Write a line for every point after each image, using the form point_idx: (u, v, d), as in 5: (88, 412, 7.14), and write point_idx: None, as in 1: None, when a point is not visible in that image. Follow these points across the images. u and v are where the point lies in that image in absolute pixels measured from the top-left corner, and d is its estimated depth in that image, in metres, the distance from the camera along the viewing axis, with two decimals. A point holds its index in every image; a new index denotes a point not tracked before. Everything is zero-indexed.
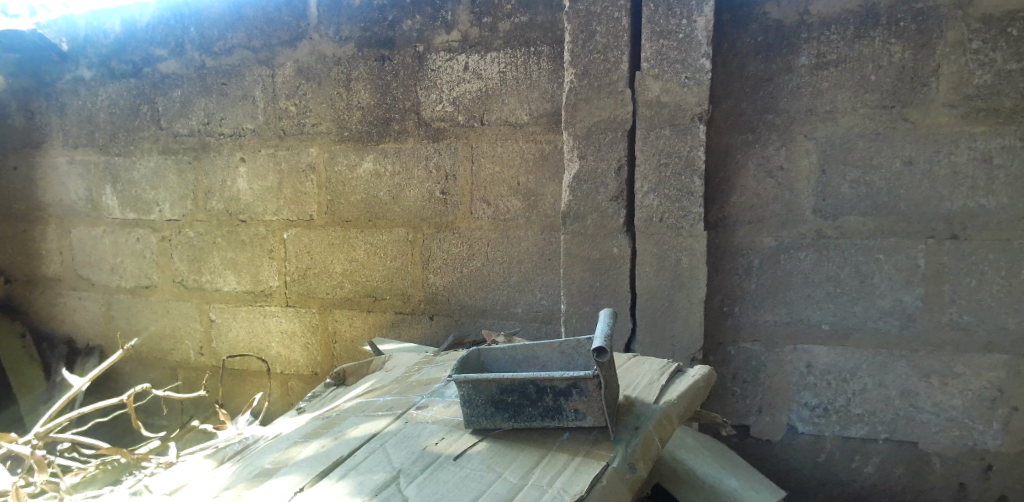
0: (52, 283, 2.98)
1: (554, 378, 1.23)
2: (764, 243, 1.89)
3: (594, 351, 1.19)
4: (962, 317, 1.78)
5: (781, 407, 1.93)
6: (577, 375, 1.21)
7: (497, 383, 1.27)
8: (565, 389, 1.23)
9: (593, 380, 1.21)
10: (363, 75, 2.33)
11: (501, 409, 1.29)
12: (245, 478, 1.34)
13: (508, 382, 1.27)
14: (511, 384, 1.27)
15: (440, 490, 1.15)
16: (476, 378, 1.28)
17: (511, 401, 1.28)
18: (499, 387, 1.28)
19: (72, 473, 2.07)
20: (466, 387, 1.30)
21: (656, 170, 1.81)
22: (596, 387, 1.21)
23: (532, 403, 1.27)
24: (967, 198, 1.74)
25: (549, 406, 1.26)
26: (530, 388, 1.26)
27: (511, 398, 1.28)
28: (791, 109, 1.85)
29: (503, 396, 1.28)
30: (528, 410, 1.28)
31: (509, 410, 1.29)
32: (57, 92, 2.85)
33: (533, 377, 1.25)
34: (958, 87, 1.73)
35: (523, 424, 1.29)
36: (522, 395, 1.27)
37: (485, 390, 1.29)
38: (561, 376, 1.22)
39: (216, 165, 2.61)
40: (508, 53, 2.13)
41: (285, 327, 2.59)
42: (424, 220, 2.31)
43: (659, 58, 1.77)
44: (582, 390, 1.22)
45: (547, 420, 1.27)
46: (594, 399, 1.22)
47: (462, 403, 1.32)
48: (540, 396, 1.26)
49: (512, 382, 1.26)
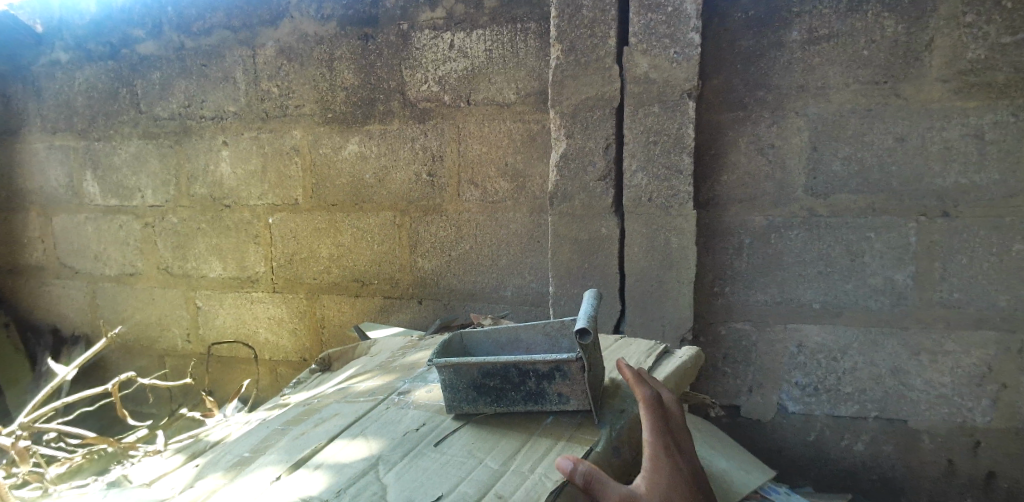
0: (34, 271, 2.92)
1: (536, 362, 1.21)
2: (754, 222, 1.87)
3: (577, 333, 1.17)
4: (953, 294, 1.77)
5: (772, 387, 1.92)
6: (560, 359, 1.19)
7: (478, 368, 1.25)
8: (548, 373, 1.21)
9: (578, 362, 1.19)
10: (346, 55, 2.28)
11: (483, 394, 1.27)
12: (222, 467, 1.32)
13: (490, 366, 1.24)
14: (493, 368, 1.24)
15: (420, 476, 1.13)
16: (456, 362, 1.25)
17: (493, 386, 1.25)
18: (481, 371, 1.25)
19: (58, 463, 2.04)
20: (447, 371, 1.27)
21: (645, 148, 1.78)
22: (580, 370, 1.19)
23: (514, 387, 1.24)
24: (959, 174, 1.73)
25: (532, 390, 1.24)
26: (512, 372, 1.23)
27: (493, 382, 1.25)
28: (782, 85, 1.82)
29: (485, 380, 1.26)
30: (511, 394, 1.25)
31: (491, 395, 1.26)
32: (33, 76, 2.77)
33: (515, 361, 1.22)
34: (951, 61, 1.70)
35: (506, 409, 1.27)
36: (505, 379, 1.24)
37: (466, 374, 1.26)
38: (544, 360, 1.20)
39: (198, 149, 2.56)
40: (495, 30, 2.08)
41: (272, 313, 2.55)
42: (411, 203, 2.27)
43: (648, 32, 1.74)
44: (566, 374, 1.20)
45: (530, 404, 1.25)
46: (578, 382, 1.20)
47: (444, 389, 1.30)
48: (523, 380, 1.24)
49: (493, 366, 1.24)
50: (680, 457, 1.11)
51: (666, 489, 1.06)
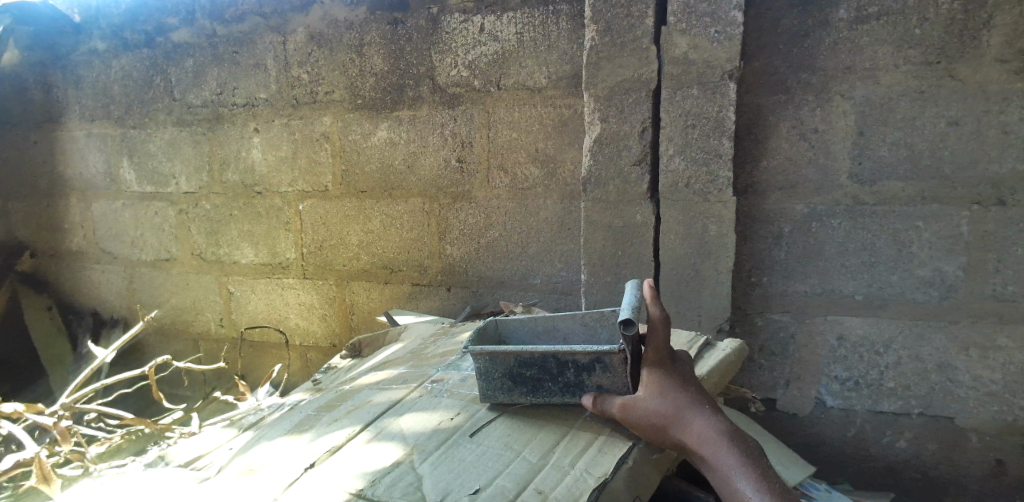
0: (74, 256, 2.98)
1: (575, 352, 1.18)
2: (795, 210, 1.80)
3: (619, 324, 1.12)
4: (1007, 287, 1.68)
5: (811, 381, 1.86)
6: (602, 349, 1.16)
7: (515, 356, 1.22)
8: (588, 364, 1.18)
9: (621, 354, 1.16)
10: (375, 40, 2.26)
11: (519, 383, 1.24)
12: (258, 451, 1.31)
13: (528, 355, 1.21)
14: (530, 358, 1.21)
15: (456, 468, 1.11)
16: (491, 350, 1.23)
17: (529, 376, 1.23)
18: (518, 360, 1.22)
19: (98, 443, 2.06)
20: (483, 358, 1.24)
21: (683, 132, 1.73)
22: (621, 362, 1.16)
23: (552, 378, 1.21)
24: (1017, 160, 1.63)
25: (570, 382, 1.20)
26: (550, 362, 1.20)
27: (530, 372, 1.22)
28: (828, 66, 1.74)
29: (522, 370, 1.23)
30: (548, 385, 1.22)
31: (527, 385, 1.23)
32: (72, 65, 2.81)
33: (554, 350, 1.19)
34: (1012, 40, 1.60)
35: (542, 400, 1.24)
36: (542, 369, 1.21)
37: (502, 362, 1.24)
38: (583, 350, 1.17)
39: (230, 136, 2.57)
40: (527, 13, 2.03)
41: (303, 299, 2.56)
42: (440, 189, 2.25)
43: (687, 11, 1.67)
44: (608, 366, 1.17)
45: (568, 396, 1.21)
46: (620, 374, 1.17)
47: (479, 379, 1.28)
48: (561, 371, 1.20)
49: (531, 355, 1.21)
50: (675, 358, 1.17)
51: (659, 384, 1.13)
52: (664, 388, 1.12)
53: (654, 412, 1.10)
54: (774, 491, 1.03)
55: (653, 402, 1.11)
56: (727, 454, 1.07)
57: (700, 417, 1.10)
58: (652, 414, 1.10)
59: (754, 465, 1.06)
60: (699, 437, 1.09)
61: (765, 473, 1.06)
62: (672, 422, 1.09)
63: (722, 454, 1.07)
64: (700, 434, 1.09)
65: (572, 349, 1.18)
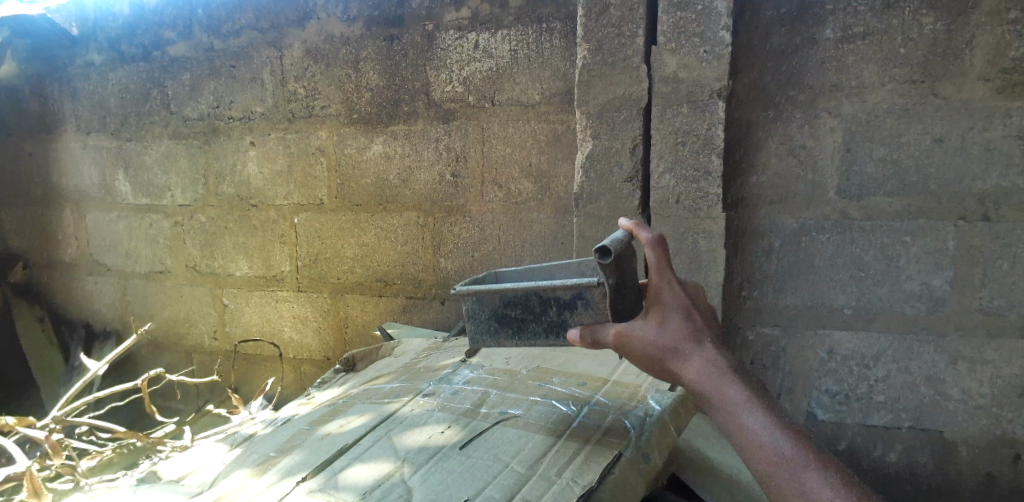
0: (68, 268, 2.98)
1: (557, 288, 1.33)
2: (785, 225, 1.83)
3: (596, 252, 1.22)
4: (993, 300, 1.70)
5: (801, 394, 1.87)
6: (584, 282, 1.29)
7: (502, 293, 1.39)
8: (569, 300, 1.33)
9: (601, 288, 1.28)
10: (371, 55, 2.28)
11: (506, 325, 1.40)
12: (251, 464, 1.32)
13: (513, 294, 1.38)
14: (515, 296, 1.38)
15: (445, 480, 1.12)
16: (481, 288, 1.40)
17: (515, 314, 1.39)
18: (505, 299, 1.39)
19: (89, 457, 2.05)
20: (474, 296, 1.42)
21: (674, 148, 1.75)
22: (601, 296, 1.29)
23: (536, 317, 1.37)
24: (1001, 176, 1.66)
25: (553, 321, 1.36)
26: (534, 300, 1.36)
27: (516, 312, 1.39)
28: (815, 84, 1.77)
29: (509, 310, 1.39)
30: (532, 325, 1.38)
31: (512, 324, 1.40)
32: (69, 77, 2.82)
33: (537, 288, 1.35)
34: (994, 59, 1.64)
35: (528, 339, 1.40)
36: (527, 308, 1.38)
37: (490, 299, 1.41)
38: (564, 287, 1.32)
39: (226, 149, 2.58)
40: (521, 30, 2.06)
41: (297, 312, 2.57)
42: (434, 204, 2.27)
43: (677, 31, 1.70)
44: (590, 301, 1.30)
45: (551, 335, 1.37)
46: (603, 308, 1.30)
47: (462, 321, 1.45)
48: (544, 309, 1.36)
49: (516, 292, 1.37)
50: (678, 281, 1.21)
51: (661, 315, 1.21)
52: (664, 320, 1.20)
53: (653, 345, 1.19)
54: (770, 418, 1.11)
55: (653, 335, 1.19)
56: (727, 384, 1.14)
57: (701, 350, 1.17)
58: (651, 346, 1.19)
59: (755, 397, 1.13)
60: (699, 370, 1.16)
61: (768, 405, 1.13)
62: (672, 355, 1.18)
63: (722, 388, 1.14)
64: (700, 367, 1.16)
65: (555, 285, 1.33)
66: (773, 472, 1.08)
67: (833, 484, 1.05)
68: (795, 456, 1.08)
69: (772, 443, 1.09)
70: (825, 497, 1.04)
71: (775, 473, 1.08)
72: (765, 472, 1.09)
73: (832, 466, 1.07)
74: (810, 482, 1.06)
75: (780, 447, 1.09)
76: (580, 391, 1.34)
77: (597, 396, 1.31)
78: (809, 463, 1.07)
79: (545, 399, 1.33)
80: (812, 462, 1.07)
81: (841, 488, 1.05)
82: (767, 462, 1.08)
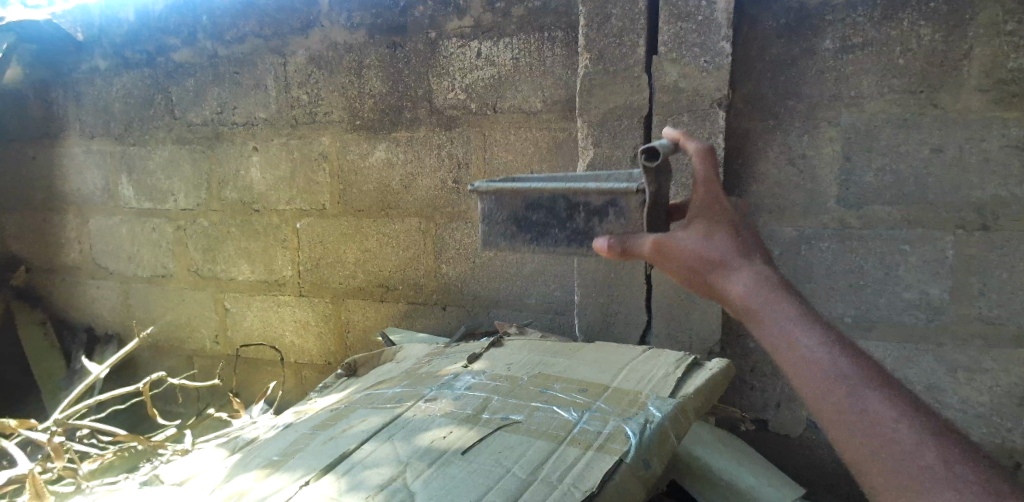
0: (70, 271, 2.99)
1: (589, 193, 1.41)
2: (785, 233, 1.84)
3: (643, 153, 1.30)
4: (991, 309, 1.71)
5: (800, 401, 1.88)
6: (621, 189, 1.37)
7: (530, 194, 1.48)
8: (600, 207, 1.41)
9: (638, 197, 1.36)
10: (375, 63, 2.30)
11: (530, 229, 1.50)
12: (254, 468, 1.33)
13: (540, 195, 1.47)
14: (542, 198, 1.47)
15: (448, 485, 1.12)
16: (510, 187, 1.49)
17: (538, 217, 1.49)
18: (531, 200, 1.48)
19: (91, 460, 2.06)
20: (504, 194, 1.51)
21: (674, 157, 1.77)
22: (637, 205, 1.37)
23: (560, 223, 1.47)
24: (999, 186, 1.68)
25: (579, 228, 1.45)
26: (561, 204, 1.46)
27: (540, 215, 1.48)
28: (815, 94, 1.79)
29: (535, 212, 1.49)
30: (555, 231, 1.48)
31: (535, 227, 1.50)
32: (74, 82, 2.84)
33: (565, 191, 1.44)
34: (991, 70, 1.65)
35: (548, 245, 1.49)
36: (552, 212, 1.47)
37: (518, 198, 1.50)
38: (597, 192, 1.40)
39: (229, 155, 2.60)
40: (523, 39, 2.08)
41: (299, 317, 2.58)
42: (436, 210, 2.28)
43: (678, 41, 1.72)
44: (623, 210, 1.38)
45: (573, 243, 1.46)
46: (634, 219, 1.38)
47: (484, 220, 1.55)
48: (570, 216, 1.45)
49: (544, 194, 1.47)
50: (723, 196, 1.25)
51: (705, 228, 1.22)
52: (707, 232, 1.21)
53: (692, 252, 1.19)
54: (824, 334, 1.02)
55: (693, 243, 1.20)
56: (776, 295, 1.08)
57: (746, 262, 1.14)
58: (689, 253, 1.19)
59: (811, 316, 1.05)
60: (741, 279, 1.13)
61: (820, 321, 1.05)
62: (711, 263, 1.17)
63: (766, 295, 1.08)
64: (742, 276, 1.13)
65: (588, 190, 1.41)
66: (822, 384, 0.98)
67: (890, 403, 0.95)
68: (850, 371, 0.98)
69: (823, 356, 1.00)
70: (887, 419, 0.93)
71: (823, 386, 0.98)
72: (811, 385, 1.00)
73: (895, 387, 0.97)
74: (865, 397, 0.96)
75: (831, 362, 0.99)
76: (580, 397, 1.35)
77: (598, 402, 1.32)
78: (875, 385, 0.97)
79: (546, 404, 1.34)
80: (870, 379, 0.97)
81: (899, 410, 0.94)
82: (822, 378, 0.99)
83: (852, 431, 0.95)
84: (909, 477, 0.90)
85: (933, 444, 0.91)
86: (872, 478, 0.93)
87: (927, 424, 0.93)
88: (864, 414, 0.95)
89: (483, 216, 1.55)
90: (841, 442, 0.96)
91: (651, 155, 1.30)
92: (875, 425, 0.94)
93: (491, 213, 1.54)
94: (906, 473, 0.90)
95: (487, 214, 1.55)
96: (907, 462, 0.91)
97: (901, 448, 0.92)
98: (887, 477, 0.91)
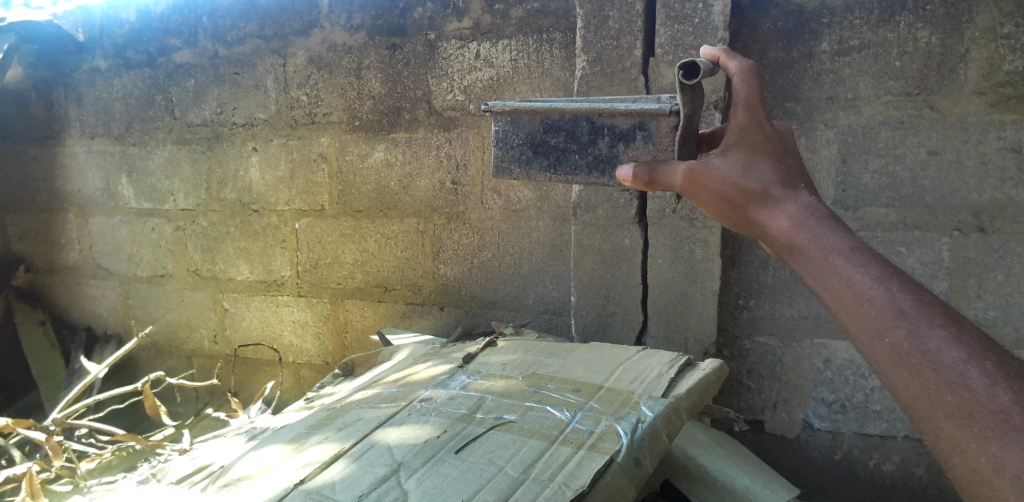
0: (70, 271, 3.00)
1: (617, 115, 1.43)
2: None
3: (681, 69, 1.25)
4: (988, 312, 1.72)
5: (797, 403, 1.89)
6: (652, 109, 1.39)
7: (552, 115, 1.50)
8: (626, 131, 1.43)
9: (670, 120, 1.38)
10: (374, 64, 2.31)
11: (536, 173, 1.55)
12: (248, 466, 1.33)
13: (562, 119, 1.49)
14: (563, 123, 1.49)
15: (441, 483, 1.13)
16: (531, 106, 1.52)
17: (558, 141, 1.51)
18: (551, 124, 1.51)
19: (88, 459, 2.04)
20: (524, 115, 1.53)
21: None
22: (670, 129, 1.38)
23: (581, 150, 1.48)
24: (996, 189, 1.68)
25: (602, 157, 1.46)
26: (583, 128, 1.48)
27: (559, 141, 1.51)
28: (812, 97, 1.79)
29: (551, 140, 1.52)
30: (575, 159, 1.49)
31: (554, 152, 1.52)
32: (76, 83, 2.86)
33: (589, 113, 1.46)
34: (988, 74, 1.65)
35: (566, 173, 1.51)
36: (573, 138, 1.49)
37: (538, 121, 1.52)
38: (625, 113, 1.42)
39: (228, 156, 2.61)
40: (521, 40, 2.08)
41: (298, 317, 2.58)
42: (434, 211, 2.28)
43: (674, 43, 1.73)
44: (651, 134, 1.40)
45: (593, 172, 1.47)
46: (664, 143, 1.39)
47: (501, 142, 1.57)
48: (593, 142, 1.47)
49: (567, 116, 1.49)
50: (764, 123, 1.21)
51: (744, 158, 1.19)
52: (749, 161, 1.18)
53: (733, 185, 1.16)
54: (875, 263, 1.00)
55: (734, 174, 1.17)
56: (821, 225, 1.07)
57: (789, 193, 1.13)
58: (730, 186, 1.16)
59: (860, 247, 1.03)
60: (785, 212, 1.11)
61: (871, 254, 1.02)
62: (753, 196, 1.14)
63: (812, 230, 1.07)
64: (784, 209, 1.11)
65: (616, 111, 1.43)
66: (878, 324, 0.96)
67: (955, 340, 0.91)
68: (909, 308, 0.95)
69: (878, 294, 0.97)
70: (951, 355, 0.90)
71: (881, 325, 0.96)
72: (863, 322, 0.97)
73: (959, 322, 0.93)
74: (928, 335, 0.92)
75: (888, 299, 0.96)
76: (574, 397, 1.35)
77: (591, 402, 1.32)
78: (938, 322, 0.93)
79: (541, 405, 1.34)
80: (932, 317, 0.94)
81: (967, 348, 0.90)
82: (879, 318, 0.96)
83: (914, 372, 0.92)
84: (980, 418, 0.87)
85: (1007, 386, 0.87)
86: (933, 416, 0.90)
87: (995, 362, 0.89)
88: (927, 354, 0.92)
89: (501, 139, 1.57)
90: (898, 382, 0.94)
91: (688, 72, 1.26)
92: (938, 364, 0.91)
93: (509, 135, 1.56)
94: (977, 414, 0.87)
95: (504, 137, 1.57)
96: (978, 404, 0.87)
97: (972, 393, 0.88)
98: (953, 422, 0.88)
